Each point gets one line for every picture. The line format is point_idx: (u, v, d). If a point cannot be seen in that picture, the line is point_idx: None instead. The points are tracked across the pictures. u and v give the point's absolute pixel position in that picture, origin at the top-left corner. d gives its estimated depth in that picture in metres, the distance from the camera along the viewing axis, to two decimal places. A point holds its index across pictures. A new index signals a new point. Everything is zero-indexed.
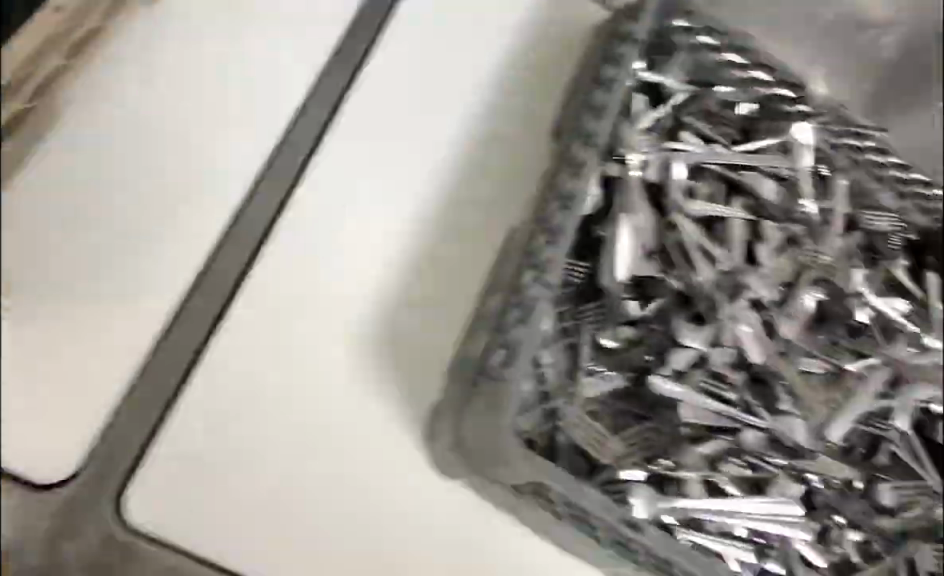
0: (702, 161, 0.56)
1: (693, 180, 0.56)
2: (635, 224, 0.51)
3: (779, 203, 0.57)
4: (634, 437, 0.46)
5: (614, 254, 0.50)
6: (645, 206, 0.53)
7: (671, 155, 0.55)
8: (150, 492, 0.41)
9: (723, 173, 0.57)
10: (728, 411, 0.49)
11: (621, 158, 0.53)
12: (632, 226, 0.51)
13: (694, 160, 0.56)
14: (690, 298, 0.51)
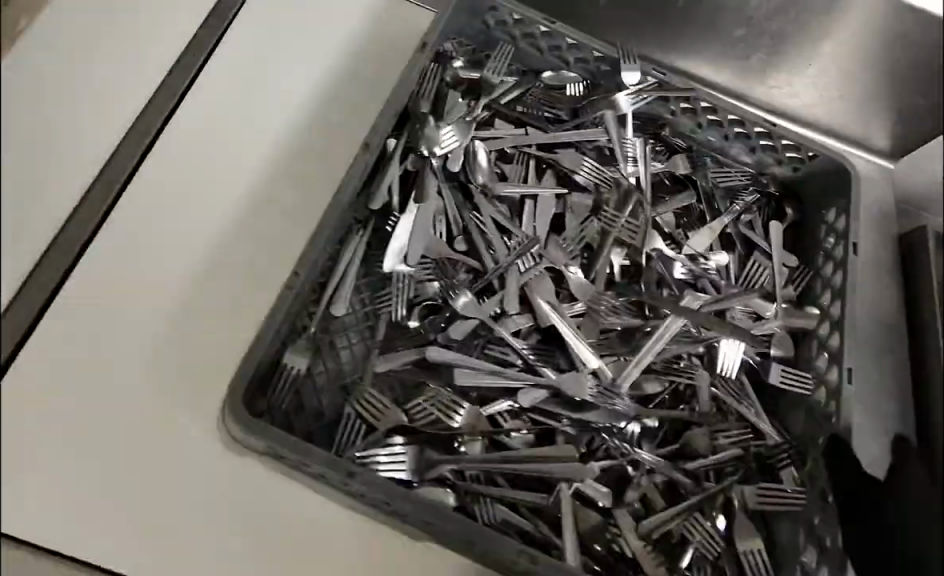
0: (511, 145, 0.62)
1: (503, 162, 0.62)
2: (431, 209, 0.58)
3: (591, 175, 0.62)
4: (420, 407, 0.53)
5: (407, 240, 0.56)
6: (444, 192, 0.59)
7: (476, 142, 0.61)
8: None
9: (533, 153, 0.62)
10: (513, 372, 0.55)
11: (423, 155, 0.59)
12: (428, 212, 0.57)
13: (502, 144, 0.62)
14: (482, 272, 0.58)
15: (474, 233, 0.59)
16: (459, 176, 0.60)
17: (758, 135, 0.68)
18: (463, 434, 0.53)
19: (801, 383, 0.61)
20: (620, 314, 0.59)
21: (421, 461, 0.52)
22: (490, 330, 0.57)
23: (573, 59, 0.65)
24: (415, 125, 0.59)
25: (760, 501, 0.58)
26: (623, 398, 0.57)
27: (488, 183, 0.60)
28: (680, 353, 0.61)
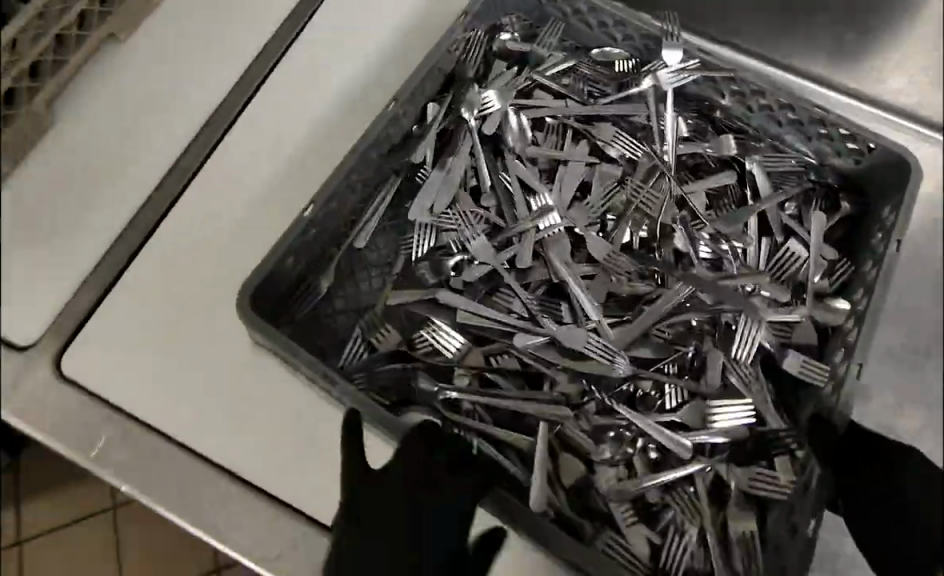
0: (548, 114, 0.65)
1: (539, 131, 0.66)
2: (460, 168, 0.64)
3: (623, 150, 0.65)
4: (423, 338, 0.59)
5: (434, 192, 0.63)
6: (477, 152, 0.64)
7: (515, 109, 0.65)
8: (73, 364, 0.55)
9: (570, 124, 0.66)
10: (513, 319, 0.60)
11: (461, 115, 0.65)
12: (457, 170, 0.63)
13: (540, 115, 0.66)
14: (502, 228, 0.63)
15: (501, 191, 0.64)
16: (494, 140, 0.66)
17: (811, 122, 0.66)
18: (458, 367, 0.59)
19: (812, 373, 0.60)
20: (630, 278, 0.63)
21: (416, 384, 0.57)
22: (499, 281, 0.62)
23: (619, 37, 0.68)
24: (459, 87, 0.65)
25: (749, 481, 0.57)
26: (619, 357, 0.60)
27: (521, 149, 0.65)
28: (688, 324, 0.62)
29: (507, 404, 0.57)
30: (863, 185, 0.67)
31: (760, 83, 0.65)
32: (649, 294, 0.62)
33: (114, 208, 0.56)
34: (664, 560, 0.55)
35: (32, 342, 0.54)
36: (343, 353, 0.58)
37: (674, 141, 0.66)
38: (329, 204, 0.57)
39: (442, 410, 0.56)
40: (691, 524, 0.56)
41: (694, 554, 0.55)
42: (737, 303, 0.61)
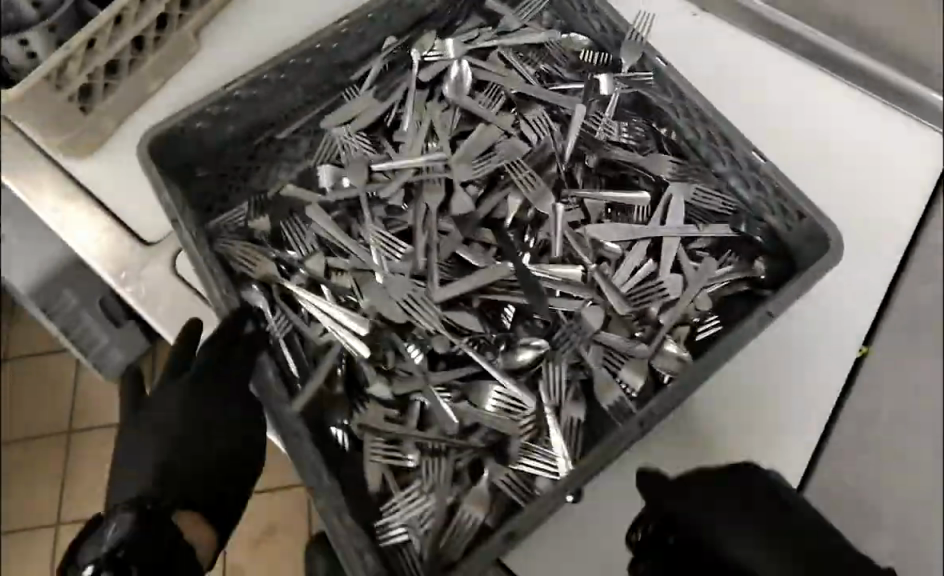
0: (492, 78, 0.71)
1: (478, 91, 0.72)
2: (388, 100, 0.71)
3: (540, 132, 0.69)
4: (289, 234, 0.66)
5: (356, 109, 0.71)
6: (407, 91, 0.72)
7: (465, 63, 0.71)
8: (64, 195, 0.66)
9: (509, 96, 0.71)
10: (356, 245, 0.65)
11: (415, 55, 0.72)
12: (386, 100, 0.71)
13: (483, 78, 0.71)
14: (388, 160, 0.68)
15: (414, 131, 0.70)
16: (431, 86, 0.72)
17: (753, 163, 0.59)
18: (301, 262, 0.64)
19: (617, 406, 0.58)
20: (483, 249, 0.65)
21: (255, 262, 0.64)
22: (368, 206, 0.67)
23: (597, 28, 0.70)
24: (422, 32, 0.73)
25: (503, 477, 0.56)
26: (432, 312, 0.62)
27: (453, 101, 0.71)
28: (524, 313, 0.62)
29: (321, 309, 0.62)
30: (791, 252, 0.60)
31: (698, 117, 0.63)
32: (490, 268, 0.63)
33: (160, 99, 0.70)
34: (385, 506, 0.56)
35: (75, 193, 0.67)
36: (227, 210, 0.69)
37: (601, 140, 0.68)
38: (257, 90, 0.67)
39: (278, 287, 0.64)
40: (430, 491, 0.56)
41: (419, 515, 0.55)
42: (566, 303, 0.62)
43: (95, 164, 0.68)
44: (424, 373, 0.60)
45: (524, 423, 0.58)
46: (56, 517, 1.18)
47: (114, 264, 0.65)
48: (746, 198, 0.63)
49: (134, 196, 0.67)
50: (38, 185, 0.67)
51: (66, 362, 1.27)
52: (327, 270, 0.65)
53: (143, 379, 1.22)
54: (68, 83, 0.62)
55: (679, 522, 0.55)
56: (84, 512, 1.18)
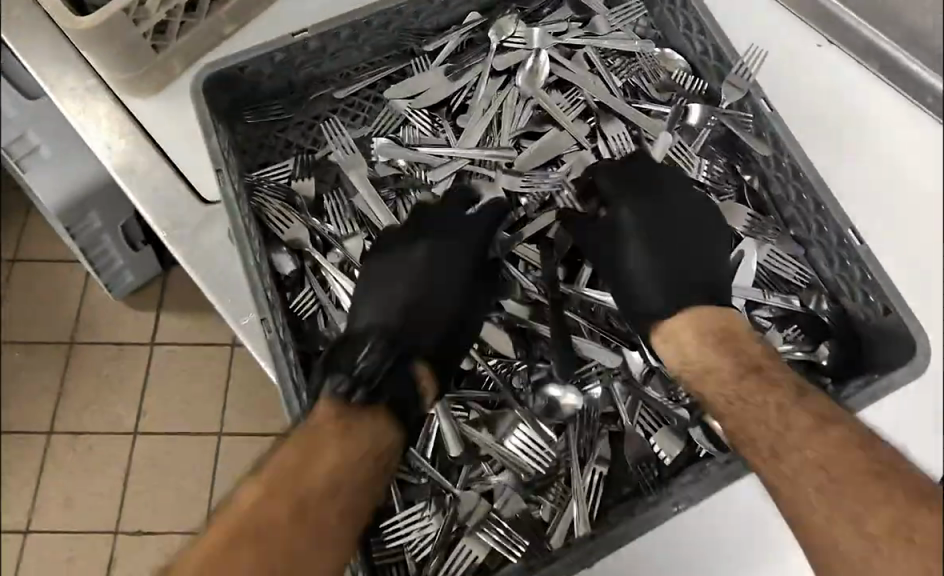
0: (574, 81, 0.66)
1: (557, 90, 0.66)
2: (460, 81, 0.66)
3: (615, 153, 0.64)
4: (331, 206, 0.62)
5: (423, 84, 0.66)
6: (480, 75, 0.66)
7: (545, 53, 0.66)
8: (107, 123, 0.63)
9: (589, 104, 0.65)
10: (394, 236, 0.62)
11: (493, 37, 0.67)
12: (457, 81, 0.66)
13: (567, 79, 0.66)
14: (447, 148, 0.64)
15: (482, 122, 0.65)
16: (505, 75, 0.67)
17: (842, 241, 0.56)
18: (338, 243, 0.61)
19: (641, 468, 0.54)
20: (528, 270, 0.61)
21: (288, 229, 0.60)
22: (416, 190, 0.63)
23: (698, 49, 0.64)
24: (507, 14, 0.67)
25: (511, 519, 0.53)
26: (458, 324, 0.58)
27: (530, 96, 0.66)
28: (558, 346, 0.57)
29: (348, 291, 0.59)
30: (861, 343, 0.56)
31: (789, 179, 0.59)
32: (524, 287, 0.59)
33: (223, 38, 0.66)
34: (386, 525, 0.52)
35: (118, 122, 0.63)
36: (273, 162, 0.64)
37: (679, 172, 0.64)
38: (326, 43, 0.61)
39: (310, 259, 0.60)
40: (434, 514, 0.53)
41: (419, 538, 0.52)
42: (606, 355, 0.57)
43: (155, 102, 0.64)
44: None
45: (536, 465, 0.54)
46: (51, 423, 1.17)
47: (166, 216, 0.61)
48: (821, 271, 0.60)
49: (178, 139, 0.63)
50: (90, 107, 0.63)
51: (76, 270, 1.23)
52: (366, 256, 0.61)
53: (153, 302, 1.20)
54: (146, 19, 0.60)
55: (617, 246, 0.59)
56: (81, 427, 1.16)
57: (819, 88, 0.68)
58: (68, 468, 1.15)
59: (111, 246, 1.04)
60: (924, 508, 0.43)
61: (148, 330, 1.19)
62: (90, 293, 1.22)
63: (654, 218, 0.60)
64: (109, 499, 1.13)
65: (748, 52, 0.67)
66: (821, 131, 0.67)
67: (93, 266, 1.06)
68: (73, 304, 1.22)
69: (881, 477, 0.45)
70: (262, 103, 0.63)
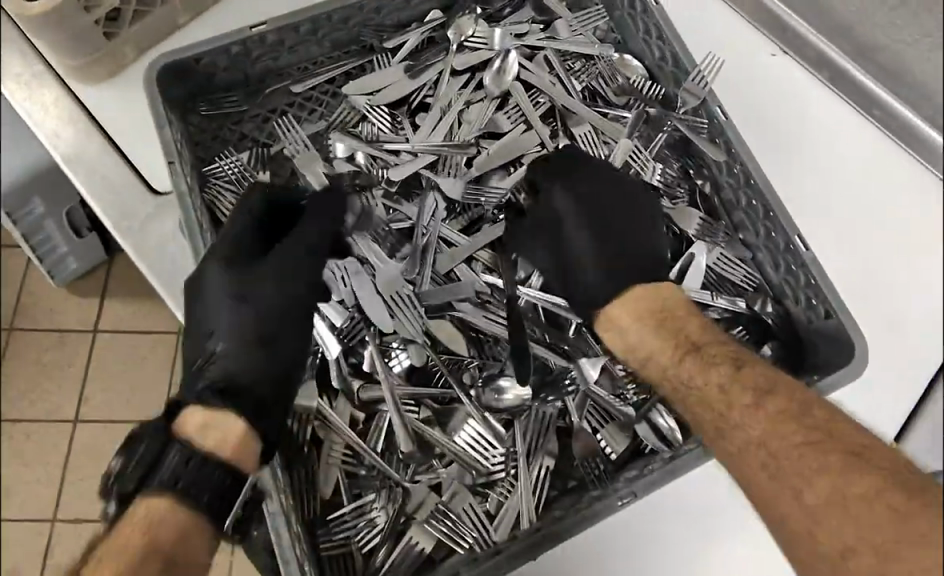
0: (536, 82, 0.66)
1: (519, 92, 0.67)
2: (420, 79, 0.66)
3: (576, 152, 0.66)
4: None
5: (383, 81, 0.65)
6: (441, 73, 0.67)
7: (513, 54, 0.67)
8: (53, 107, 0.61)
9: (555, 106, 0.67)
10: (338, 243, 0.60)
11: (455, 35, 0.67)
12: (418, 78, 0.66)
13: (529, 81, 0.67)
14: (409, 145, 0.64)
15: (444, 121, 0.65)
16: (468, 74, 0.67)
17: (791, 248, 0.58)
18: None
19: (587, 463, 0.55)
20: (481, 268, 0.61)
21: None
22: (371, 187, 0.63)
23: (656, 55, 0.66)
24: (469, 13, 0.67)
25: (458, 511, 0.53)
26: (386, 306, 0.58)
27: (496, 96, 0.67)
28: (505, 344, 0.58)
29: None
30: (803, 345, 0.58)
31: (738, 183, 0.61)
32: (478, 288, 0.59)
33: (178, 26, 0.65)
34: (333, 518, 0.52)
35: (62, 106, 0.61)
36: (225, 154, 0.62)
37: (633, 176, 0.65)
38: (284, 37, 0.60)
39: None
40: (382, 506, 0.53)
41: (366, 530, 0.52)
42: (558, 355, 0.58)
43: (105, 90, 0.62)
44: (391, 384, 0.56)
45: (479, 459, 0.55)
46: None
47: (116, 207, 0.59)
48: (766, 274, 0.62)
49: (127, 126, 0.62)
50: (35, 91, 0.61)
51: (18, 255, 1.19)
52: None
53: (98, 288, 1.17)
54: (98, 6, 0.58)
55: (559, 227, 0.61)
56: (20, 414, 1.14)
57: (774, 95, 0.69)
58: (10, 455, 1.13)
59: (55, 233, 1.03)
60: (861, 470, 0.44)
61: (94, 318, 1.17)
62: (33, 278, 1.19)
63: (593, 202, 0.61)
64: (49, 485, 1.11)
65: (707, 60, 0.68)
66: (773, 138, 0.68)
67: (35, 252, 1.04)
68: (14, 288, 1.18)
69: (826, 443, 0.46)
70: (216, 95, 0.62)
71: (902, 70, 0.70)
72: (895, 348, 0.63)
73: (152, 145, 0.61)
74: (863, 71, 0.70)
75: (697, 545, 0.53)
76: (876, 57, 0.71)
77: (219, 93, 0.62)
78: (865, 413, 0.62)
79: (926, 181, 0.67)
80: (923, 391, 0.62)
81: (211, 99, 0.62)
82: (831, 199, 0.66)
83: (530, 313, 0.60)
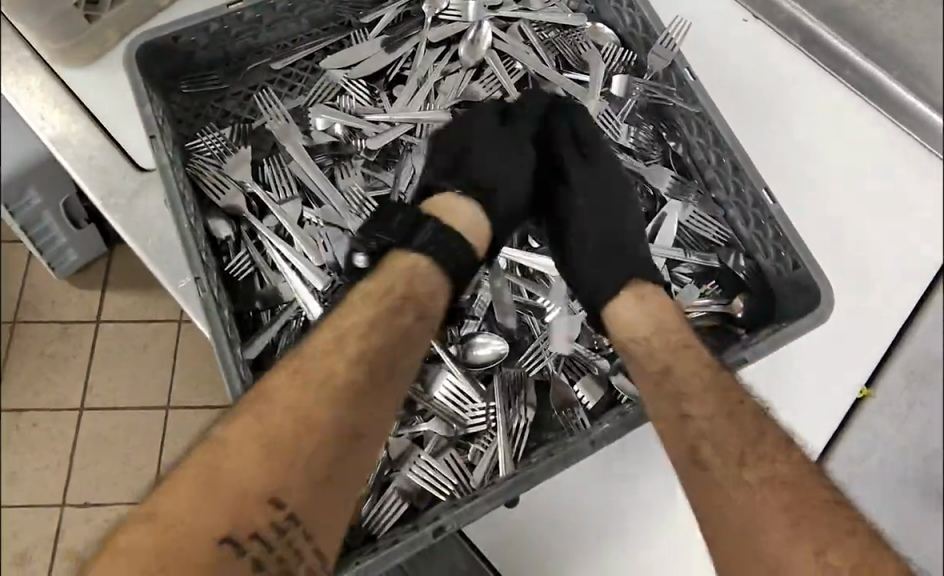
0: (510, 51, 0.68)
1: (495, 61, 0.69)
2: (396, 52, 0.68)
3: None
4: (266, 173, 0.64)
5: (360, 55, 0.67)
6: (417, 46, 0.68)
7: (486, 25, 0.68)
8: (39, 90, 0.63)
9: (529, 74, 0.68)
10: (316, 213, 0.62)
11: (429, 8, 0.69)
12: (394, 52, 0.68)
13: (503, 50, 0.68)
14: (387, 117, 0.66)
15: (422, 93, 0.67)
16: (444, 46, 0.69)
17: (760, 203, 0.59)
18: (273, 216, 0.62)
19: (566, 413, 0.57)
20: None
21: (225, 199, 0.61)
22: (351, 157, 0.65)
23: (627, 22, 0.67)
24: None
25: (440, 463, 0.55)
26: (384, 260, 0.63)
27: (471, 66, 0.68)
28: (487, 303, 0.61)
29: (282, 249, 0.61)
30: (775, 295, 0.60)
31: (708, 139, 0.62)
32: None
33: (158, 9, 0.66)
34: None
35: (49, 90, 0.63)
36: (206, 129, 0.64)
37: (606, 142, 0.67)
38: (261, 15, 0.62)
39: (247, 224, 0.62)
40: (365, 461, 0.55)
41: None
42: (535, 312, 0.61)
43: (90, 73, 0.64)
44: None
45: (459, 413, 0.57)
46: None
47: (103, 185, 0.61)
48: (737, 229, 0.64)
49: (114, 107, 0.64)
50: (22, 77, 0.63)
51: (20, 249, 1.22)
52: (300, 215, 0.63)
53: (99, 279, 1.20)
54: None
55: (565, 203, 0.63)
56: (26, 404, 1.16)
57: (745, 57, 0.70)
58: (17, 444, 1.15)
59: (54, 223, 1.05)
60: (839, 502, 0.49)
61: (96, 308, 1.19)
62: (35, 271, 1.21)
63: (609, 188, 0.63)
64: (56, 473, 1.14)
65: (674, 21, 0.69)
66: (745, 100, 0.69)
67: (35, 243, 1.06)
68: (17, 280, 1.20)
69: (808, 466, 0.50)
70: (195, 74, 0.63)
71: (872, 30, 0.71)
72: (865, 300, 0.64)
73: (137, 125, 0.63)
74: (832, 34, 0.71)
75: (684, 502, 0.56)
76: (847, 18, 0.72)
77: (198, 72, 0.64)
78: (845, 365, 0.62)
79: (895, 139, 0.68)
80: (893, 340, 0.63)
81: (191, 77, 0.63)
82: (810, 160, 0.67)
83: (508, 273, 0.61)
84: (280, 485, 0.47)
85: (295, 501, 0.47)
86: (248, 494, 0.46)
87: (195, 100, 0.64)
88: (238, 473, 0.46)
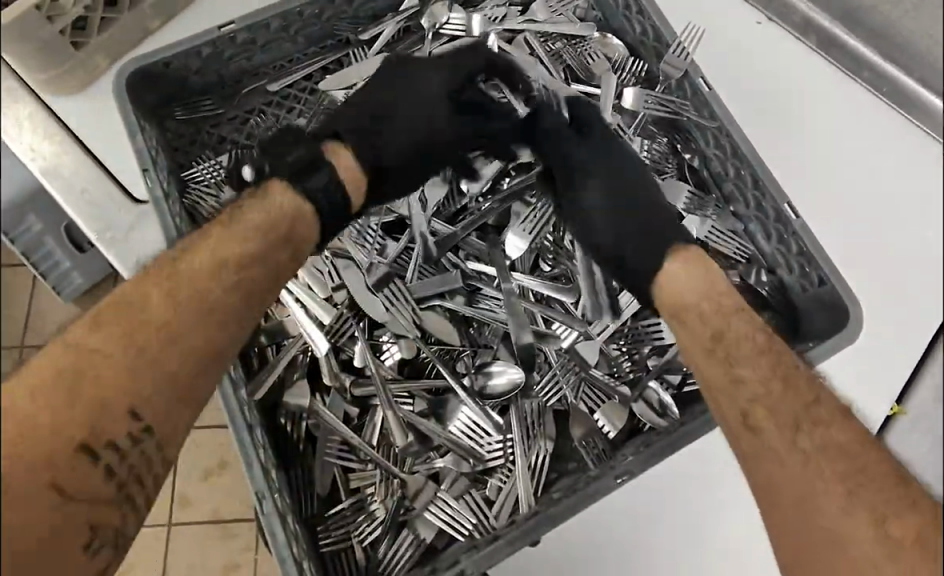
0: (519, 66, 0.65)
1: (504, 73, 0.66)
2: None
3: None
4: None
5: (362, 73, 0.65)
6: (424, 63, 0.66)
7: (493, 38, 0.66)
8: (29, 121, 0.61)
9: None
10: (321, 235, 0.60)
11: (430, 23, 0.66)
12: None
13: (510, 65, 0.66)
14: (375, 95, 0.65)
15: None
16: None
17: (780, 219, 0.57)
18: None
19: (587, 443, 0.55)
20: (468, 254, 0.61)
21: None
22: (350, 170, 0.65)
23: (638, 30, 0.65)
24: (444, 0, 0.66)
25: (458, 502, 0.53)
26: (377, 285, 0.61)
27: None
28: (501, 331, 0.59)
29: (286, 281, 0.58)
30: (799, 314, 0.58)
31: (728, 153, 0.60)
32: (467, 276, 0.60)
33: (147, 32, 0.64)
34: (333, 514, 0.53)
35: (37, 121, 0.61)
36: (203, 158, 0.62)
37: None
38: (256, 35, 0.59)
39: None
40: (381, 499, 0.54)
41: (366, 524, 0.53)
42: (550, 340, 0.58)
43: (79, 102, 0.62)
44: (383, 376, 0.57)
45: (475, 448, 0.55)
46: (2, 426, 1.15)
47: (98, 217, 0.59)
48: (759, 245, 0.61)
49: (106, 137, 0.61)
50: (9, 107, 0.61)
51: None
52: None
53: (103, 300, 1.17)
54: (60, 15, 0.57)
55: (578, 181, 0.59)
56: None
57: (757, 61, 0.66)
58: None
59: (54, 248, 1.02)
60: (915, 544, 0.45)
61: None
62: None
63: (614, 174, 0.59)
64: None
65: (686, 27, 0.66)
66: (758, 111, 0.65)
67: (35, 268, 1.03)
68: None
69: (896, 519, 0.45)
70: (190, 101, 0.61)
71: (891, 31, 0.67)
72: (895, 314, 0.59)
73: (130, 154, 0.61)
74: (848, 33, 0.66)
75: None
76: (864, 18, 0.67)
77: (191, 101, 0.61)
78: (879, 386, 0.58)
79: (920, 143, 0.62)
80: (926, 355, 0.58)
81: (183, 105, 0.61)
82: (832, 170, 0.62)
83: (523, 299, 0.59)
84: (137, 396, 0.44)
85: (153, 414, 0.45)
86: (135, 392, 0.44)
87: (190, 127, 0.62)
88: (109, 369, 0.43)
